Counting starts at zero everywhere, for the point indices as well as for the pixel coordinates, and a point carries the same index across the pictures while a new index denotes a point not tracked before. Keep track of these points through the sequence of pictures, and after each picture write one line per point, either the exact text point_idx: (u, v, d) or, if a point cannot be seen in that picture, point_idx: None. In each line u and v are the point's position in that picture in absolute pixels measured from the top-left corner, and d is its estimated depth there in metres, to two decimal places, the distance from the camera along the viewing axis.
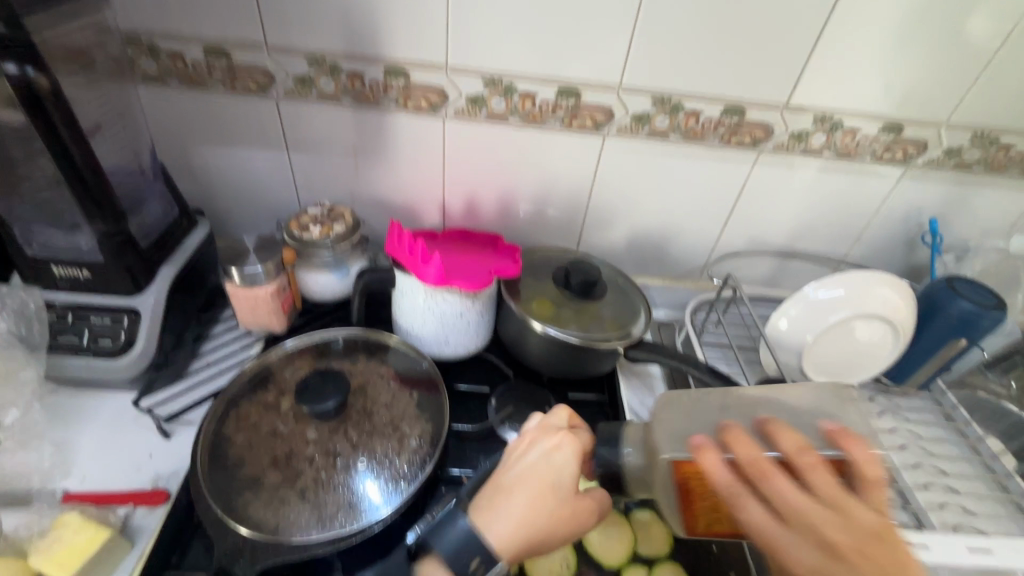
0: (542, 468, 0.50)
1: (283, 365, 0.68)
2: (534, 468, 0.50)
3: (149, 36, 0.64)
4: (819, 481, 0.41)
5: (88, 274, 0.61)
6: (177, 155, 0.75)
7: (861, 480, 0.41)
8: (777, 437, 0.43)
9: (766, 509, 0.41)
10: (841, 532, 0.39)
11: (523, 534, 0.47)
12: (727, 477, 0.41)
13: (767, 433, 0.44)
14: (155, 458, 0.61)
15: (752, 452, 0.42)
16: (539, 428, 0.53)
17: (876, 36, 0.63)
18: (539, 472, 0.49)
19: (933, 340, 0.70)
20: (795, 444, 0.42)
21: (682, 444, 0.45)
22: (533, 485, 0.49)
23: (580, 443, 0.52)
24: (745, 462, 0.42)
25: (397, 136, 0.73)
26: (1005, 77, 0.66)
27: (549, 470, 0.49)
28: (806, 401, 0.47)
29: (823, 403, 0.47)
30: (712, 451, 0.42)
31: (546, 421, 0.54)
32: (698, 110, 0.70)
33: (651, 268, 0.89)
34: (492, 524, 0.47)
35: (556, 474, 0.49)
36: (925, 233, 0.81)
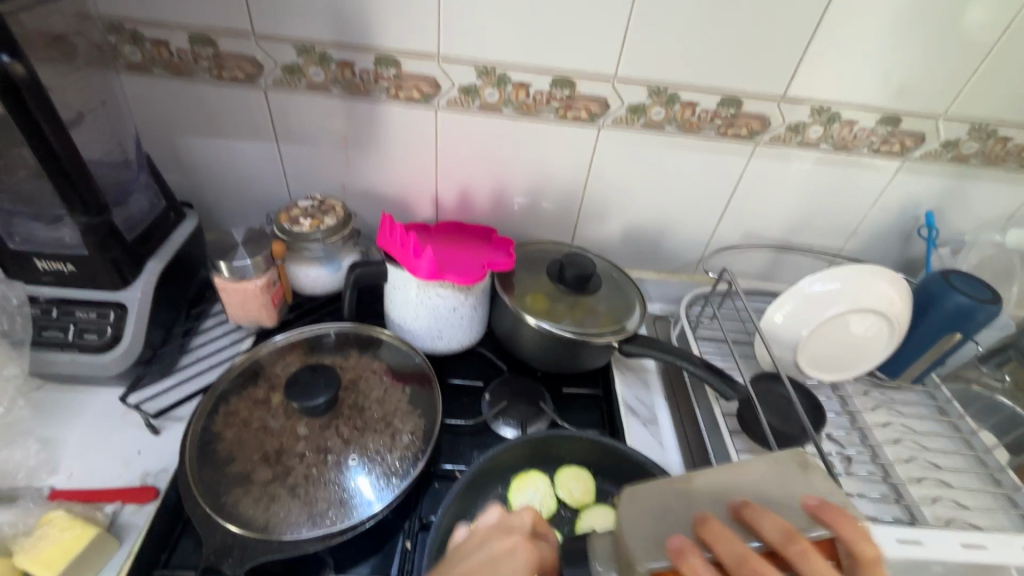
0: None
1: (274, 360, 0.67)
2: (471, 575, 0.35)
3: (133, 23, 0.62)
4: (820, 575, 0.29)
5: (72, 268, 0.59)
6: (163, 146, 0.73)
7: (856, 560, 0.31)
8: (759, 522, 0.31)
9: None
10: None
11: None
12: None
13: (749, 521, 0.32)
14: (143, 454, 0.60)
15: (737, 549, 0.30)
16: (494, 525, 0.39)
17: (876, 26, 0.62)
18: None
19: (928, 334, 0.70)
20: (780, 531, 0.31)
21: (657, 549, 0.31)
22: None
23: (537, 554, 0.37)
24: (731, 564, 0.30)
25: (388, 127, 0.71)
26: (1004, 68, 0.65)
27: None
28: (768, 464, 0.36)
29: (778, 461, 0.37)
30: (692, 554, 0.30)
31: (503, 518, 0.40)
32: (695, 102, 0.69)
33: (647, 261, 0.88)
34: None
35: None
36: (921, 226, 0.81)
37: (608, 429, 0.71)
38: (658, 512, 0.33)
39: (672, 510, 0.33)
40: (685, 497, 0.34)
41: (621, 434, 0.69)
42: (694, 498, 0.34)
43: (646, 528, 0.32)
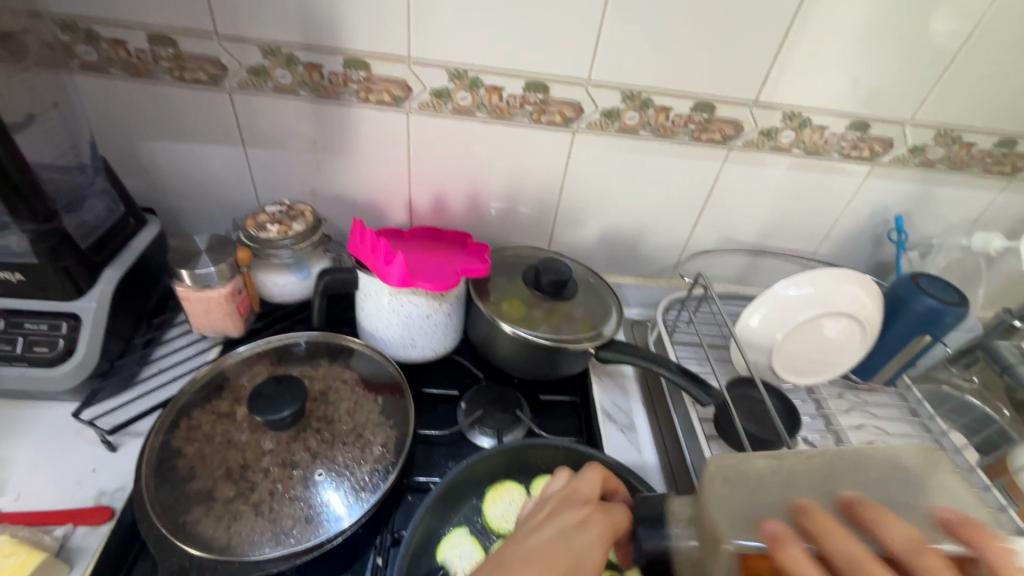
0: (564, 542, 0.42)
1: (239, 371, 0.64)
2: (552, 540, 0.42)
3: (87, 21, 0.60)
4: None
5: (21, 277, 0.56)
6: (123, 150, 0.70)
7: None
8: (880, 522, 0.32)
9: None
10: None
11: None
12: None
13: (865, 520, 0.33)
14: (98, 472, 0.57)
15: (852, 547, 0.31)
16: (560, 498, 0.48)
17: (844, 33, 0.63)
18: (555, 548, 0.42)
19: (899, 336, 0.70)
20: (905, 538, 0.31)
21: (749, 527, 0.35)
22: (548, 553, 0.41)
23: (606, 521, 0.45)
24: (842, 561, 0.31)
25: (358, 131, 0.70)
26: (968, 75, 0.66)
27: (561, 547, 0.42)
28: (898, 463, 0.39)
29: (905, 467, 0.39)
30: (789, 542, 0.32)
31: (569, 489, 0.49)
32: (668, 106, 0.69)
33: (624, 266, 0.88)
34: None
35: (578, 554, 0.42)
36: (891, 230, 0.82)
37: (586, 437, 0.70)
38: (765, 494, 0.37)
39: (777, 493, 0.37)
40: (786, 485, 0.38)
41: (598, 441, 0.68)
42: (800, 488, 0.38)
43: (743, 503, 0.37)
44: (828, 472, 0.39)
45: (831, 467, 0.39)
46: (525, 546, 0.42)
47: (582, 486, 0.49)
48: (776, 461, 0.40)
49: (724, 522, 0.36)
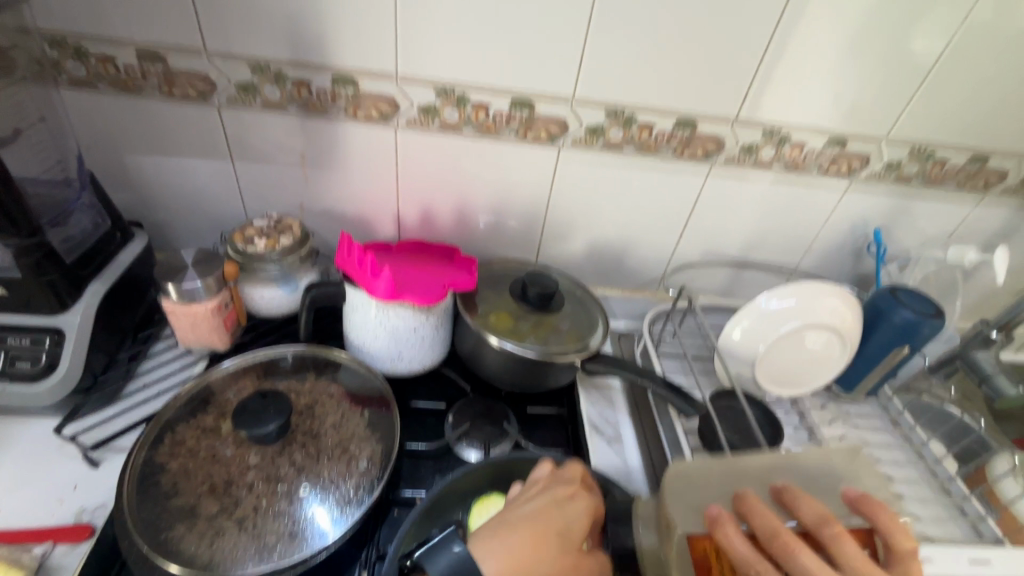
0: (554, 516, 0.47)
1: (225, 385, 0.64)
2: (539, 514, 0.47)
3: (76, 38, 0.60)
4: (849, 553, 0.39)
5: (3, 292, 0.56)
6: (110, 163, 0.70)
7: (891, 550, 0.41)
8: (797, 506, 0.43)
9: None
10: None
11: None
12: (750, 551, 0.40)
13: (788, 502, 0.43)
14: (79, 489, 0.56)
15: (771, 524, 0.41)
16: (547, 476, 0.52)
17: (819, 53, 0.65)
18: (547, 518, 0.47)
19: (879, 348, 0.72)
20: (815, 514, 0.42)
21: (698, 516, 0.46)
22: (538, 528, 0.45)
23: (590, 500, 0.50)
24: (763, 534, 0.41)
25: (347, 146, 0.70)
26: (939, 94, 0.69)
27: (551, 515, 0.47)
28: (832, 466, 0.48)
29: (836, 463, 0.48)
30: (725, 524, 0.42)
31: (559, 470, 0.53)
32: (651, 123, 0.70)
33: (610, 279, 0.89)
34: (487, 556, 0.42)
35: (566, 522, 0.47)
36: (870, 243, 0.84)
37: (573, 449, 0.70)
38: (710, 483, 0.48)
39: (720, 483, 0.48)
40: (730, 474, 0.48)
41: (585, 454, 0.68)
42: (742, 479, 0.48)
43: (690, 497, 0.47)
44: (763, 465, 0.49)
45: (764, 467, 0.49)
46: (522, 512, 0.47)
47: (568, 471, 0.53)
48: (726, 462, 0.49)
49: (675, 515, 0.46)
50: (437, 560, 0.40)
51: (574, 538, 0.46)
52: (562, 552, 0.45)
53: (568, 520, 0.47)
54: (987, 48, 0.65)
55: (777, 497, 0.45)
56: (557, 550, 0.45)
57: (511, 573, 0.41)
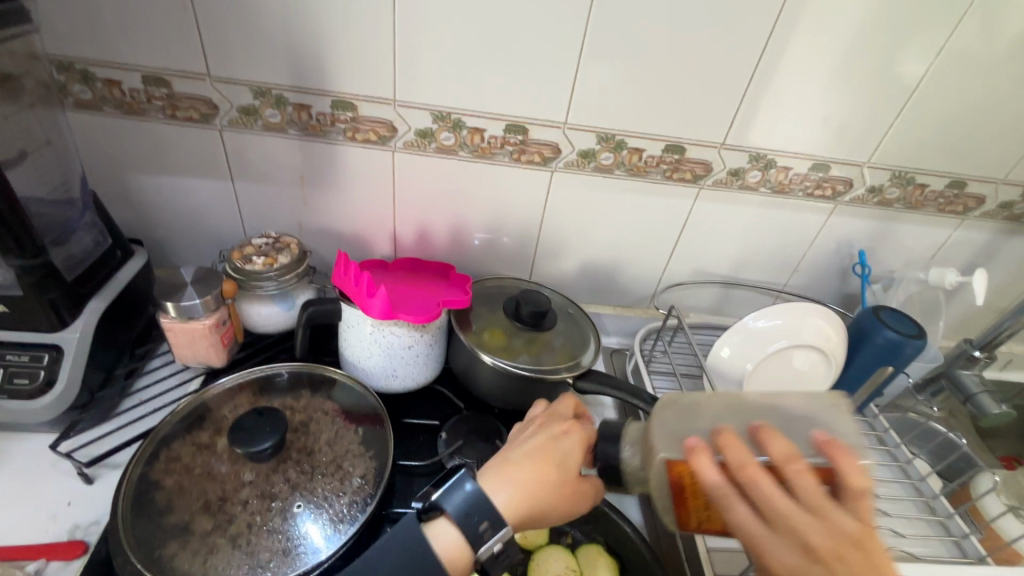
0: (552, 450, 0.54)
1: (221, 402, 0.65)
2: (539, 447, 0.54)
3: (84, 62, 0.62)
4: (805, 487, 0.40)
5: (4, 310, 0.57)
6: (112, 182, 0.72)
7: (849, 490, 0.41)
8: (767, 442, 0.43)
9: (751, 511, 0.41)
10: (822, 536, 0.39)
11: (528, 507, 0.50)
12: (716, 480, 0.42)
13: (762, 437, 0.43)
14: (73, 506, 0.57)
15: (740, 457, 0.42)
16: (548, 415, 0.59)
17: (802, 83, 0.68)
18: (546, 452, 0.53)
19: (863, 367, 0.74)
20: (783, 450, 0.42)
21: (678, 442, 0.46)
22: (540, 460, 0.52)
23: (583, 432, 0.56)
24: (734, 464, 0.42)
25: (345, 167, 0.72)
26: (917, 122, 0.71)
27: (549, 450, 0.53)
28: (816, 415, 0.47)
29: (820, 415, 0.47)
30: (701, 453, 0.43)
31: (556, 410, 0.59)
32: (641, 148, 0.73)
33: (603, 297, 0.91)
34: (498, 491, 0.50)
35: (563, 456, 0.53)
36: (855, 264, 0.86)
37: None
38: (696, 422, 0.48)
39: (705, 423, 0.47)
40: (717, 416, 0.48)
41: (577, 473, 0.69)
42: (730, 415, 0.48)
43: (675, 425, 0.48)
44: (750, 404, 0.48)
45: (749, 407, 0.48)
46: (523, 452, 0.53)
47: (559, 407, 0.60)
48: (718, 397, 0.50)
49: (658, 443, 0.47)
50: (452, 498, 0.48)
51: (573, 463, 0.54)
52: (565, 477, 0.53)
53: (567, 449, 0.54)
54: (961, 80, 0.68)
55: (752, 433, 0.45)
56: (561, 474, 0.53)
57: (519, 500, 0.50)
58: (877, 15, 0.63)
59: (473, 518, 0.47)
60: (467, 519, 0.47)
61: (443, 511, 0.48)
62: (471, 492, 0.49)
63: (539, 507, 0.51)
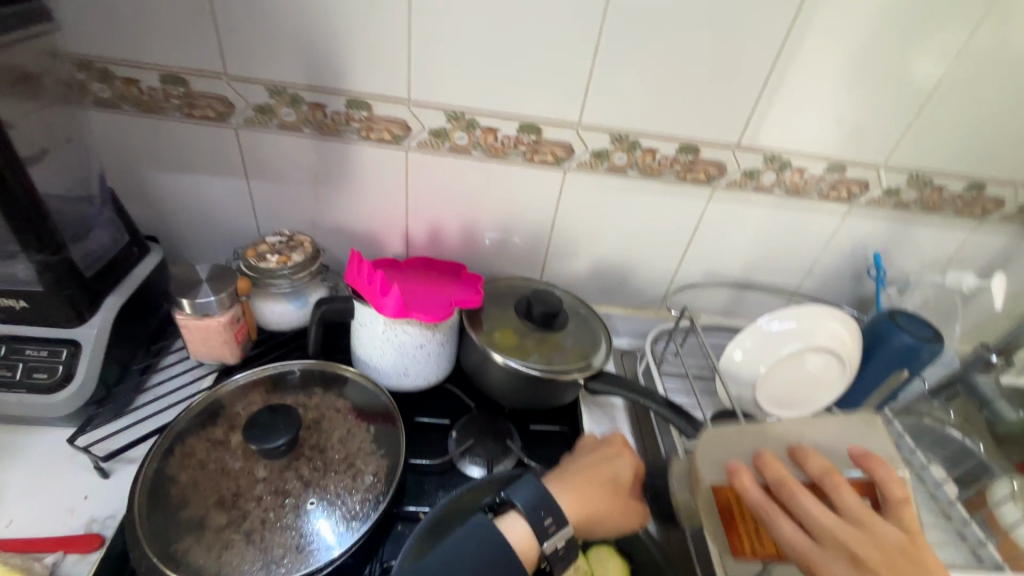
0: (604, 468, 0.58)
1: (235, 399, 0.65)
2: (591, 465, 0.58)
3: (103, 61, 0.63)
4: (847, 500, 0.46)
5: (24, 305, 0.58)
6: (129, 180, 0.73)
7: (888, 500, 0.47)
8: (805, 460, 0.49)
9: (799, 530, 0.45)
10: (870, 548, 0.43)
11: (586, 514, 0.54)
12: (759, 495, 0.47)
13: (798, 456, 0.50)
14: (90, 499, 0.57)
15: (779, 474, 0.48)
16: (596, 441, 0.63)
17: (820, 83, 0.67)
18: (599, 471, 0.58)
19: (878, 371, 0.73)
20: (821, 466, 0.49)
21: (721, 468, 0.53)
22: (596, 475, 0.57)
23: (633, 454, 0.61)
24: (774, 480, 0.48)
25: (359, 167, 0.73)
26: (936, 124, 0.71)
27: (603, 469, 0.58)
28: (835, 442, 0.54)
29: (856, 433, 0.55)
30: (743, 472, 0.49)
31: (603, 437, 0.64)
32: (654, 148, 0.72)
33: (614, 297, 0.90)
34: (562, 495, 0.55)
35: (615, 474, 0.58)
36: (869, 266, 0.85)
37: None
38: (738, 444, 0.54)
39: (748, 445, 0.54)
40: (760, 436, 0.55)
41: None
42: (766, 442, 0.54)
43: (716, 452, 0.54)
44: (784, 432, 0.55)
45: (780, 435, 0.55)
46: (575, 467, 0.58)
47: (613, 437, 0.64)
48: (751, 430, 0.55)
49: (703, 468, 0.54)
50: (520, 494, 0.52)
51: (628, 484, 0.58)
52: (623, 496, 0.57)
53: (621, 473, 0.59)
54: (981, 81, 0.67)
55: (789, 454, 0.51)
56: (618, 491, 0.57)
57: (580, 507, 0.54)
58: (897, 15, 0.62)
59: (540, 514, 0.52)
60: (536, 513, 0.52)
61: (513, 508, 0.52)
62: (536, 489, 0.53)
63: (597, 518, 0.55)
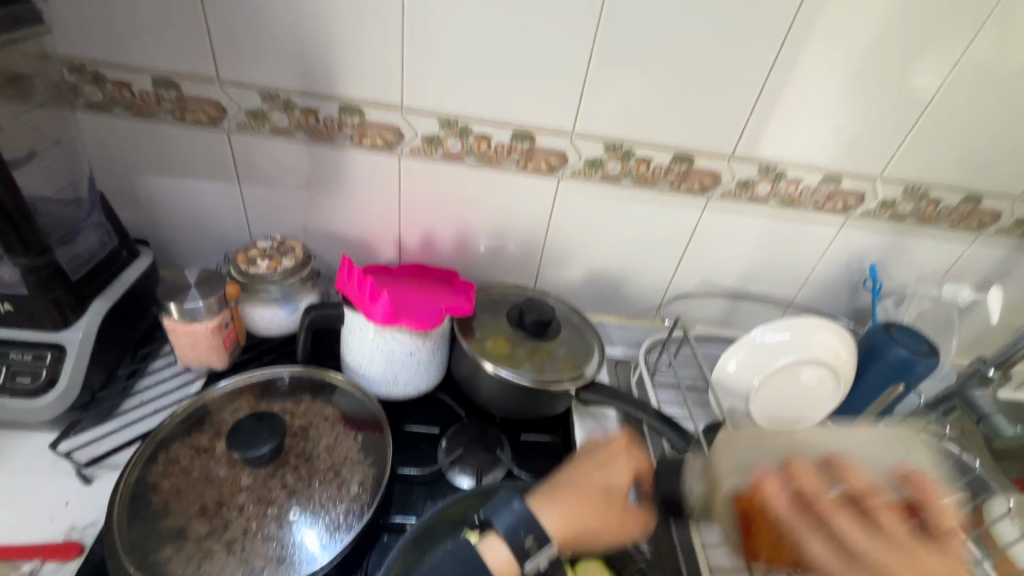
0: (599, 477, 0.54)
1: (221, 405, 0.65)
2: (585, 474, 0.54)
3: (95, 64, 0.62)
4: (887, 522, 0.42)
5: (9, 308, 0.57)
6: (121, 183, 0.72)
7: (935, 524, 0.43)
8: (846, 474, 0.45)
9: (832, 549, 0.42)
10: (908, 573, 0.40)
11: (572, 529, 0.51)
12: (788, 510, 0.44)
13: (840, 467, 0.46)
14: (71, 506, 0.57)
15: (814, 487, 0.44)
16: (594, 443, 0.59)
17: (814, 94, 0.67)
18: (591, 480, 0.54)
19: (874, 384, 0.72)
20: (864, 481, 0.45)
21: (745, 474, 0.50)
22: (589, 487, 0.53)
23: (634, 461, 0.56)
24: (810, 495, 0.44)
25: (351, 172, 0.72)
26: (931, 136, 0.70)
27: (597, 479, 0.54)
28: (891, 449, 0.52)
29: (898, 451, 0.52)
30: (772, 486, 0.45)
31: (604, 439, 0.59)
32: (649, 157, 0.72)
33: (608, 306, 0.90)
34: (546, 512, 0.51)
35: (609, 484, 0.54)
36: (865, 278, 0.85)
37: None
38: (766, 447, 0.52)
39: (777, 449, 0.52)
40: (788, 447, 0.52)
41: None
42: (795, 451, 0.51)
43: (743, 455, 0.52)
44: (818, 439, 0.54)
45: (817, 443, 0.53)
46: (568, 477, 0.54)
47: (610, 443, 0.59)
48: (784, 434, 0.54)
49: (724, 473, 0.52)
50: (502, 516, 0.49)
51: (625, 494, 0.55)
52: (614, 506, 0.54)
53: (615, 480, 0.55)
54: (977, 94, 0.67)
55: (829, 464, 0.47)
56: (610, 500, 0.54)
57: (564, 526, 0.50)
58: (892, 27, 0.62)
59: (520, 535, 0.48)
60: (515, 534, 0.48)
61: (494, 529, 0.49)
62: (518, 510, 0.49)
63: (585, 533, 0.51)
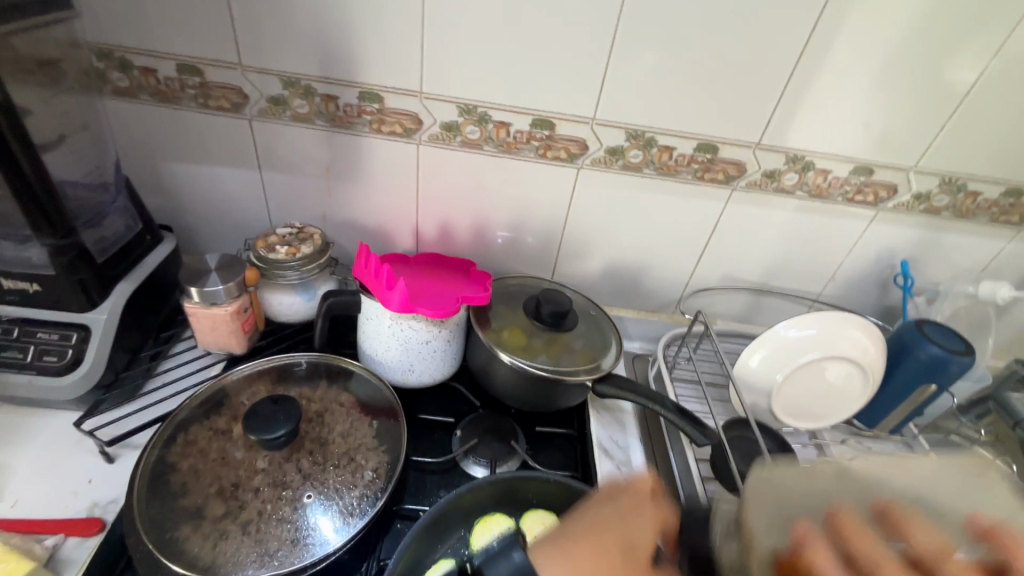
0: (619, 527, 0.44)
1: (239, 389, 0.65)
2: (600, 525, 0.44)
3: (122, 51, 0.63)
4: None
5: (37, 288, 0.59)
6: (146, 169, 0.74)
7: None
8: (903, 528, 0.41)
9: None
10: None
11: None
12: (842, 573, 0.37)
13: (895, 521, 0.41)
14: (94, 483, 0.58)
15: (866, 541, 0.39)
16: (611, 486, 0.50)
17: (848, 81, 0.64)
18: (611, 532, 0.44)
19: (903, 384, 0.69)
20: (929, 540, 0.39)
21: (784, 526, 0.45)
22: (606, 540, 0.43)
23: (659, 513, 0.47)
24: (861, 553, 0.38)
25: (370, 160, 0.72)
26: (971, 126, 0.67)
27: (617, 528, 0.44)
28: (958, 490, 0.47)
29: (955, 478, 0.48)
30: (812, 537, 0.41)
31: (625, 482, 0.50)
32: (671, 146, 0.70)
33: (627, 300, 0.88)
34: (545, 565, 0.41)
35: (633, 536, 0.44)
36: (896, 274, 0.82)
37: (580, 474, 0.69)
38: (807, 496, 0.47)
39: (814, 499, 0.47)
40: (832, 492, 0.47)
41: (591, 480, 0.67)
42: (850, 492, 0.47)
43: (772, 510, 0.47)
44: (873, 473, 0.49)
45: (863, 483, 0.48)
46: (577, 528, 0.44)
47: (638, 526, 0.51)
48: (806, 475, 0.49)
49: (756, 528, 0.47)
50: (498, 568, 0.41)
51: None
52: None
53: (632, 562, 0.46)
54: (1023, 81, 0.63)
55: (880, 516, 0.43)
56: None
57: None
58: (933, 10, 0.59)
59: None
60: None
61: None
62: (516, 563, 0.41)
63: None
